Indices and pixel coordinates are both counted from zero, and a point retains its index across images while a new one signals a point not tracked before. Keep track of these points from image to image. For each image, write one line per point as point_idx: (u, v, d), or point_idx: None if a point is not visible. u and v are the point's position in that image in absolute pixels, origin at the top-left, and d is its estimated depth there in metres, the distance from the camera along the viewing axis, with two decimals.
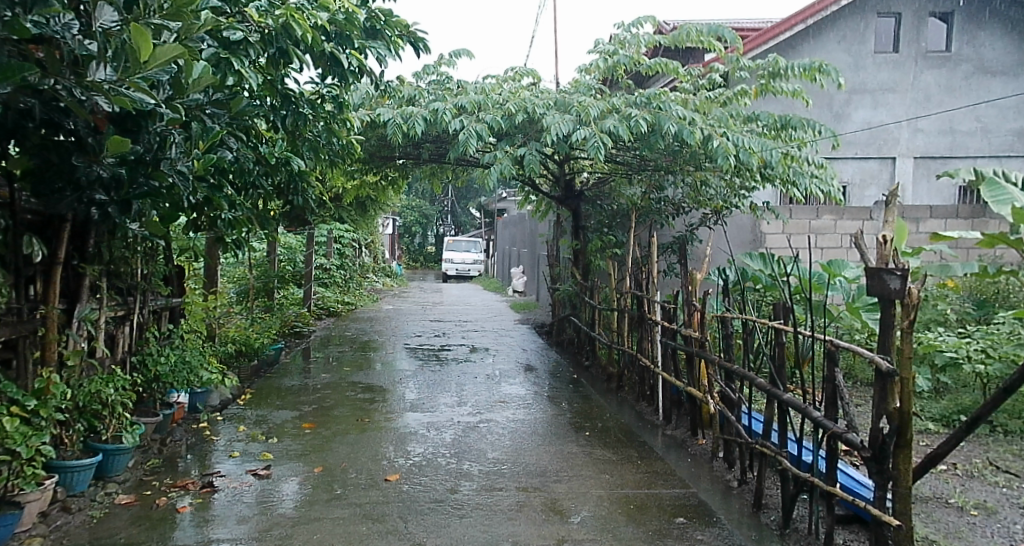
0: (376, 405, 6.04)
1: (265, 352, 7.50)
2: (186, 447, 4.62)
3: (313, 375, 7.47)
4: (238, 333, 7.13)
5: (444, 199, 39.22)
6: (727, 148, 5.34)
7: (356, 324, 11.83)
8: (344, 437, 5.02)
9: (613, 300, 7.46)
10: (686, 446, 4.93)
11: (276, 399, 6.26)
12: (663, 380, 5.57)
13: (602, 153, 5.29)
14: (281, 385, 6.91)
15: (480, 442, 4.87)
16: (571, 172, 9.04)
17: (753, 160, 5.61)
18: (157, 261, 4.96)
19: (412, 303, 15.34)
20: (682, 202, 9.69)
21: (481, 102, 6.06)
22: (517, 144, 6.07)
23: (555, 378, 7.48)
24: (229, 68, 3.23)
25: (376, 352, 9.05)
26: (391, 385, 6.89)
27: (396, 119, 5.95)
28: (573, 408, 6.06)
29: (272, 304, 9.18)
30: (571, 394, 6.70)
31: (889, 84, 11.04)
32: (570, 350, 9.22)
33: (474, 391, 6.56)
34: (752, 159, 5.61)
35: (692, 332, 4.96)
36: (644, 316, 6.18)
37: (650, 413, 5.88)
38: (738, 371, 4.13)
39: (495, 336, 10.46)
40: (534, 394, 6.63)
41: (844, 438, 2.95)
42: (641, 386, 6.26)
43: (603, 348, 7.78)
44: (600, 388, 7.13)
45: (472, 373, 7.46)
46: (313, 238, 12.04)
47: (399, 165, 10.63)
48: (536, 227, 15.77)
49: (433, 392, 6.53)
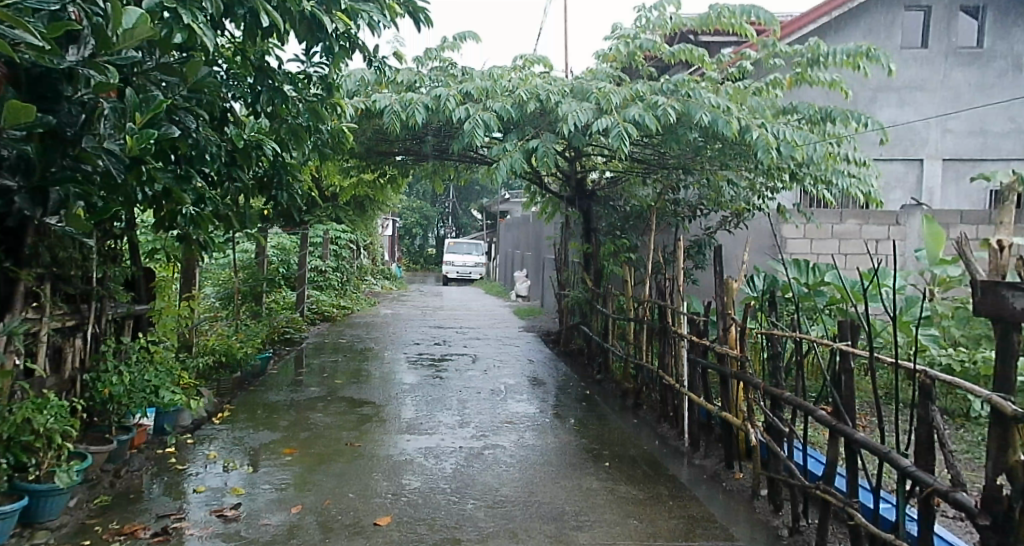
0: (368, 426, 5.42)
1: (249, 362, 6.91)
2: (145, 478, 4.02)
3: (301, 388, 6.86)
4: (219, 342, 6.52)
5: (446, 200, 38.64)
6: (768, 141, 4.73)
7: (352, 330, 11.24)
8: (329, 467, 4.41)
9: (629, 309, 6.85)
10: (720, 481, 4.31)
11: (258, 417, 5.65)
12: (690, 402, 4.95)
13: (628, 144, 4.69)
14: (266, 399, 6.30)
15: (485, 474, 4.25)
16: (583, 170, 8.44)
17: (796, 154, 5.00)
18: (119, 264, 4.36)
19: (412, 308, 14.74)
20: (699, 204, 9.09)
21: (489, 89, 5.46)
22: (528, 135, 5.48)
23: (565, 394, 6.88)
24: (178, 22, 2.59)
25: (371, 362, 8.46)
26: (387, 401, 6.28)
27: (394, 107, 5.39)
28: (588, 430, 5.45)
29: (261, 309, 8.61)
30: (583, 414, 6.09)
31: (916, 81, 10.41)
32: (579, 361, 8.61)
33: (477, 410, 5.95)
34: (794, 153, 5.00)
35: (728, 350, 4.33)
36: (666, 330, 5.57)
37: (675, 438, 5.27)
38: (790, 399, 3.50)
39: (499, 344, 9.86)
40: (544, 413, 6.02)
41: (949, 499, 2.32)
42: (664, 406, 5.65)
43: (617, 361, 7.18)
44: (615, 405, 6.52)
45: (475, 388, 6.85)
46: (307, 239, 11.46)
47: (399, 161, 10.04)
48: (542, 229, 15.15)
49: (432, 409, 5.92)
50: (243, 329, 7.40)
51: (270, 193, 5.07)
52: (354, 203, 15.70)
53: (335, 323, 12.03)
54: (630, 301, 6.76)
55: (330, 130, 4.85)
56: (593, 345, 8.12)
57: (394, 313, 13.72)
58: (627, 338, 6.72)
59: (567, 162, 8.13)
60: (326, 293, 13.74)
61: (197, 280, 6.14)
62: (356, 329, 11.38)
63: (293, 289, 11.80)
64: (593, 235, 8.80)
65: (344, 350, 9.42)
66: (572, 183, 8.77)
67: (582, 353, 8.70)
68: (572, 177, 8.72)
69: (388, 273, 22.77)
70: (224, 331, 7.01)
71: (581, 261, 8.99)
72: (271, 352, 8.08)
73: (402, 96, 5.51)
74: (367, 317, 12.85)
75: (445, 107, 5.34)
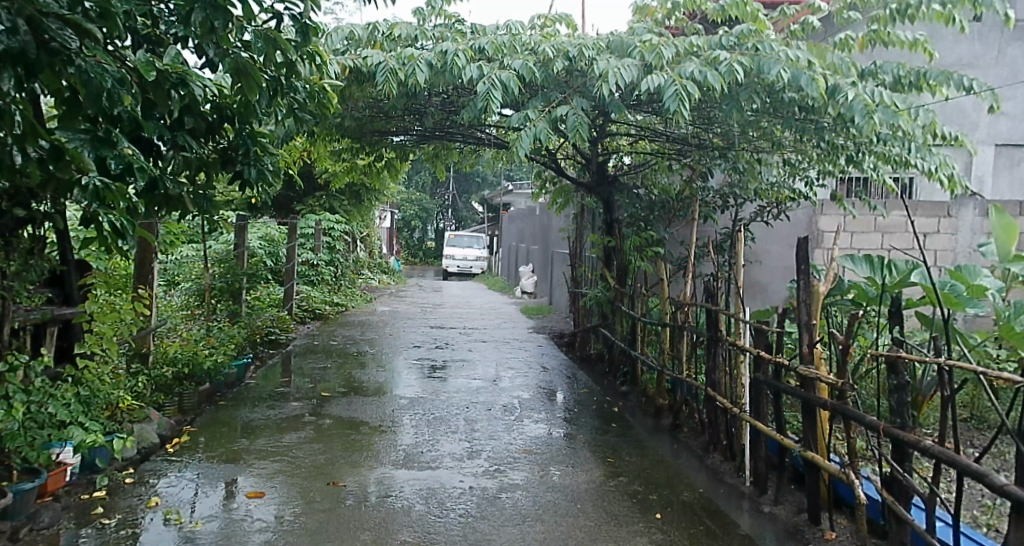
0: (356, 456, 4.47)
1: (221, 371, 5.94)
2: (54, 540, 3.04)
3: (281, 401, 5.89)
4: (184, 348, 5.55)
5: (446, 192, 37.60)
6: (867, 102, 3.88)
7: (345, 331, 10.26)
8: (301, 519, 3.44)
9: (663, 312, 5.89)
10: (807, 542, 3.34)
11: (223, 442, 4.69)
12: (754, 432, 3.99)
13: (688, 109, 3.74)
14: (236, 419, 5.32)
15: (502, 533, 3.29)
16: (606, 153, 7.45)
17: (900, 118, 4.14)
18: (33, 258, 3.39)
19: (411, 305, 13.76)
20: (733, 193, 8.12)
21: (506, 44, 4.49)
22: (553, 102, 4.50)
23: (589, 410, 5.92)
24: None
25: (365, 368, 7.50)
26: (381, 420, 5.32)
27: (390, 63, 4.46)
28: (623, 462, 4.49)
29: (240, 308, 7.64)
30: (614, 436, 5.13)
31: (969, 58, 9.33)
32: (601, 370, 7.65)
33: (488, 433, 4.98)
34: (898, 117, 4.14)
35: (813, 372, 3.37)
36: (720, 339, 4.61)
37: (732, 474, 4.30)
38: (930, 450, 2.52)
39: (508, 348, 8.90)
40: (567, 435, 5.06)
41: None
42: (714, 433, 4.68)
43: (648, 372, 6.23)
44: (650, 426, 5.56)
45: (485, 404, 5.89)
46: (296, 229, 10.51)
47: (397, 142, 9.06)
48: (550, 221, 14.19)
49: (434, 433, 4.95)
50: (217, 332, 6.41)
51: (235, 169, 4.10)
52: (348, 192, 14.70)
53: (327, 322, 11.06)
54: (664, 302, 5.81)
55: (308, 88, 3.88)
56: (618, 352, 7.18)
57: (391, 311, 12.74)
58: (661, 346, 5.78)
59: (588, 142, 7.15)
60: (317, 289, 12.75)
61: (155, 277, 5.16)
62: (349, 329, 10.42)
63: (281, 285, 10.83)
64: (615, 226, 7.84)
65: (334, 354, 8.45)
66: (591, 167, 7.79)
67: (603, 359, 7.74)
68: (591, 162, 7.76)
69: (385, 267, 21.76)
70: (191, 336, 6.02)
71: (602, 256, 8.04)
72: (249, 358, 7.10)
73: (401, 51, 4.56)
74: (362, 316, 11.89)
75: (453, 65, 4.34)
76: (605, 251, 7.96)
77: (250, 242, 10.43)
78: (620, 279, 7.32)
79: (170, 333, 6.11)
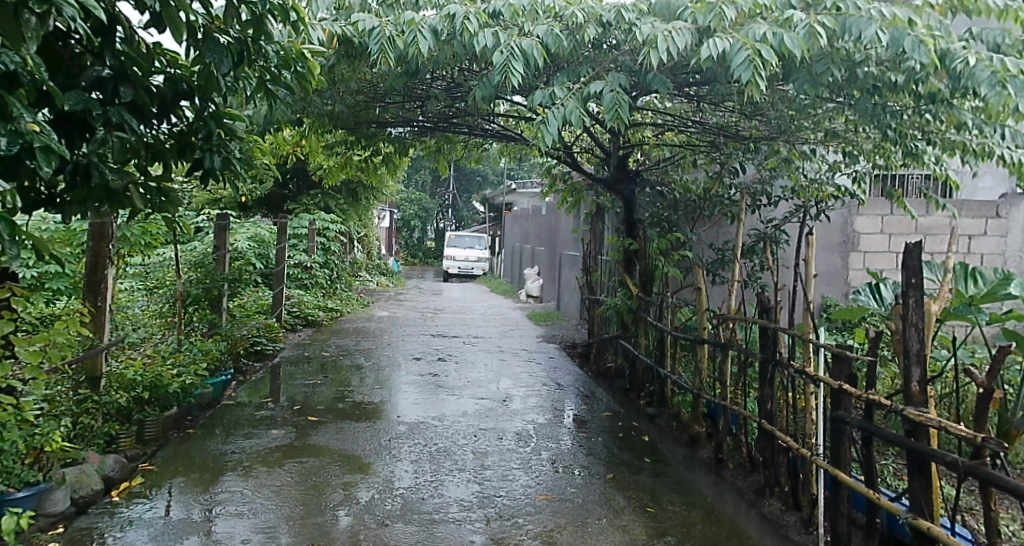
0: (343, 506, 3.70)
1: (193, 393, 5.19)
2: None
3: (261, 428, 5.12)
4: (148, 366, 4.81)
5: (446, 191, 36.84)
6: (997, 69, 3.60)
7: (340, 339, 9.52)
8: None
9: (700, 326, 5.13)
10: None
11: (185, 485, 3.93)
12: (833, 483, 3.22)
13: (763, 77, 3.39)
14: (205, 453, 4.56)
15: None
16: (630, 145, 6.69)
17: None
18: None
19: (411, 309, 13.01)
20: (765, 190, 7.38)
21: (526, 7, 3.79)
22: (582, 78, 3.84)
23: (614, 438, 5.16)
24: None
25: (359, 384, 6.74)
26: (376, 455, 4.57)
27: (387, 28, 3.80)
28: (666, 514, 3.73)
29: (220, 318, 6.88)
30: (650, 475, 4.36)
31: None
32: (622, 388, 6.89)
33: (500, 473, 4.23)
34: None
35: (929, 418, 2.59)
36: (782, 363, 3.83)
37: (800, 530, 3.54)
38: None
39: (517, 360, 8.13)
40: (593, 474, 4.29)
41: None
42: (772, 475, 3.91)
43: (680, 395, 5.47)
44: (688, 459, 4.80)
45: (495, 431, 5.13)
46: (287, 229, 9.77)
47: (396, 134, 8.31)
48: (559, 222, 13.49)
49: (437, 474, 4.20)
50: (192, 346, 5.65)
51: (193, 157, 3.33)
52: (344, 190, 13.94)
53: (319, 329, 10.28)
54: (703, 316, 5.05)
55: (281, 52, 3.13)
56: (643, 368, 6.42)
57: (389, 316, 11.98)
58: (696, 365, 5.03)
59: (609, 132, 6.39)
60: (309, 293, 11.96)
61: (110, 286, 4.41)
62: (344, 338, 9.65)
63: (270, 290, 10.08)
64: (637, 227, 7.09)
65: (327, 366, 7.70)
66: (610, 163, 7.03)
67: (625, 375, 6.98)
68: (611, 157, 7.00)
69: (383, 268, 20.99)
70: (159, 353, 5.25)
71: (621, 260, 7.29)
72: (229, 374, 6.33)
73: (400, 14, 3.90)
74: (358, 323, 11.13)
75: (463, 31, 3.69)
76: (626, 253, 7.21)
77: (237, 243, 9.69)
78: (644, 286, 6.56)
79: (135, 351, 5.35)
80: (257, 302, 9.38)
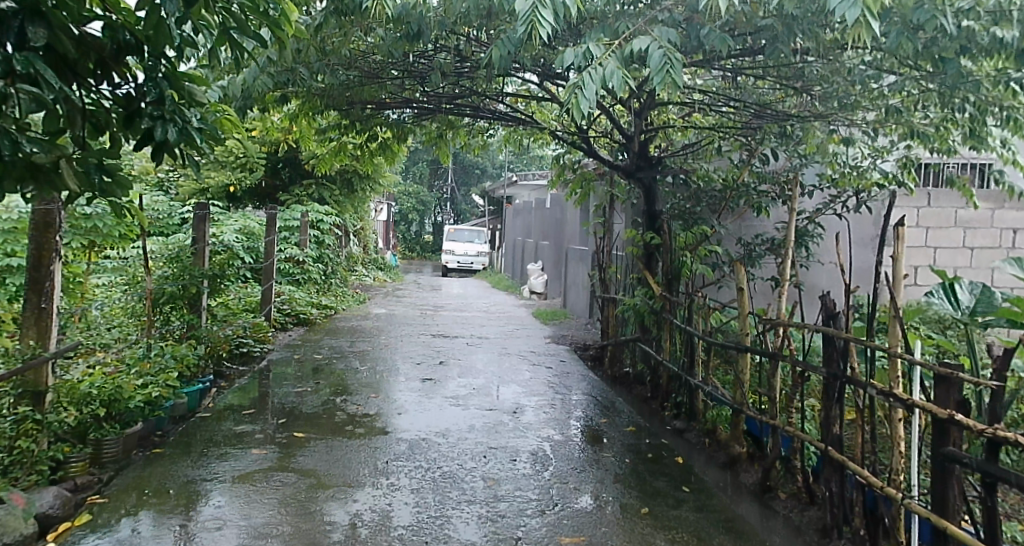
0: None
1: (162, 405, 4.55)
2: None
3: (240, 447, 4.48)
4: (109, 376, 4.18)
5: (445, 184, 36.15)
6: None
7: (334, 339, 8.89)
8: None
9: (741, 331, 4.49)
10: None
11: (142, 522, 3.31)
12: (936, 535, 2.60)
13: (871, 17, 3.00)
14: (171, 479, 3.92)
15: None
16: (653, 128, 6.06)
17: None
18: None
19: (410, 307, 12.38)
20: (798, 179, 6.76)
21: None
22: (625, 34, 3.45)
23: (643, 459, 4.52)
24: None
25: (355, 392, 6.11)
26: (371, 481, 3.94)
27: None
28: None
29: (200, 318, 6.24)
30: (692, 509, 3.73)
31: None
32: (643, 397, 6.28)
33: (517, 508, 3.59)
34: None
35: None
36: (856, 381, 3.19)
37: None
38: None
39: (525, 364, 7.51)
40: (626, 509, 3.66)
41: None
42: (841, 513, 3.28)
43: (716, 410, 4.84)
44: (728, 485, 4.17)
45: (508, 452, 4.50)
46: (276, 221, 9.12)
47: (395, 117, 7.67)
48: (567, 215, 12.90)
49: (443, 509, 3.56)
50: (163, 351, 5.01)
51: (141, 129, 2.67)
52: (339, 181, 13.29)
53: (312, 328, 9.64)
54: (745, 320, 4.42)
55: None
56: (669, 376, 5.80)
57: (387, 314, 11.35)
58: (738, 377, 4.38)
59: (632, 114, 5.76)
60: (302, 289, 11.32)
61: (60, 284, 3.78)
62: (339, 338, 9.02)
63: (259, 286, 9.44)
64: (660, 220, 6.47)
65: (320, 370, 7.07)
66: (630, 148, 6.39)
67: (647, 382, 6.37)
68: (631, 142, 6.37)
69: (381, 262, 20.34)
70: (124, 360, 4.62)
71: (641, 256, 6.65)
72: (208, 382, 5.69)
73: None
74: (354, 321, 10.49)
75: None
76: (647, 248, 6.57)
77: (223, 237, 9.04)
78: (668, 285, 5.93)
79: (97, 358, 4.71)
80: (244, 300, 8.74)
